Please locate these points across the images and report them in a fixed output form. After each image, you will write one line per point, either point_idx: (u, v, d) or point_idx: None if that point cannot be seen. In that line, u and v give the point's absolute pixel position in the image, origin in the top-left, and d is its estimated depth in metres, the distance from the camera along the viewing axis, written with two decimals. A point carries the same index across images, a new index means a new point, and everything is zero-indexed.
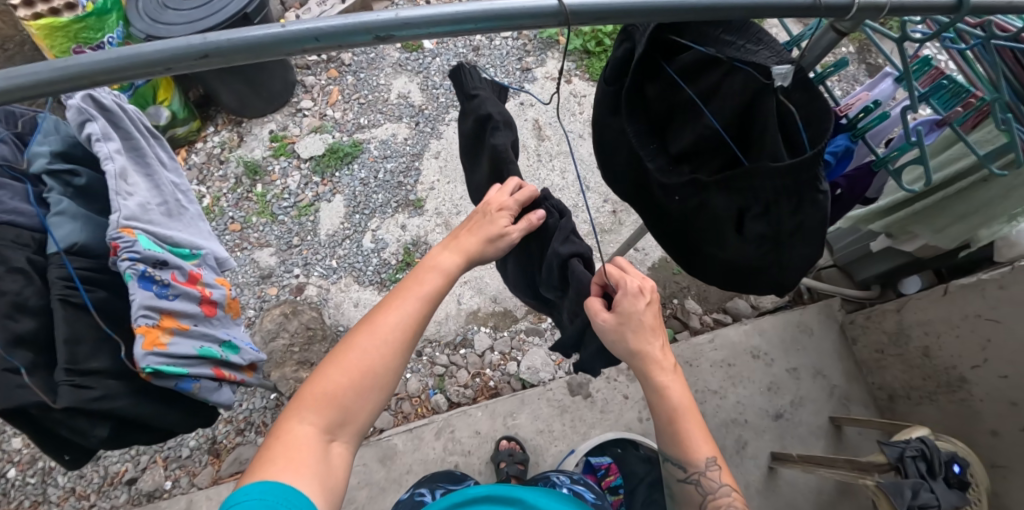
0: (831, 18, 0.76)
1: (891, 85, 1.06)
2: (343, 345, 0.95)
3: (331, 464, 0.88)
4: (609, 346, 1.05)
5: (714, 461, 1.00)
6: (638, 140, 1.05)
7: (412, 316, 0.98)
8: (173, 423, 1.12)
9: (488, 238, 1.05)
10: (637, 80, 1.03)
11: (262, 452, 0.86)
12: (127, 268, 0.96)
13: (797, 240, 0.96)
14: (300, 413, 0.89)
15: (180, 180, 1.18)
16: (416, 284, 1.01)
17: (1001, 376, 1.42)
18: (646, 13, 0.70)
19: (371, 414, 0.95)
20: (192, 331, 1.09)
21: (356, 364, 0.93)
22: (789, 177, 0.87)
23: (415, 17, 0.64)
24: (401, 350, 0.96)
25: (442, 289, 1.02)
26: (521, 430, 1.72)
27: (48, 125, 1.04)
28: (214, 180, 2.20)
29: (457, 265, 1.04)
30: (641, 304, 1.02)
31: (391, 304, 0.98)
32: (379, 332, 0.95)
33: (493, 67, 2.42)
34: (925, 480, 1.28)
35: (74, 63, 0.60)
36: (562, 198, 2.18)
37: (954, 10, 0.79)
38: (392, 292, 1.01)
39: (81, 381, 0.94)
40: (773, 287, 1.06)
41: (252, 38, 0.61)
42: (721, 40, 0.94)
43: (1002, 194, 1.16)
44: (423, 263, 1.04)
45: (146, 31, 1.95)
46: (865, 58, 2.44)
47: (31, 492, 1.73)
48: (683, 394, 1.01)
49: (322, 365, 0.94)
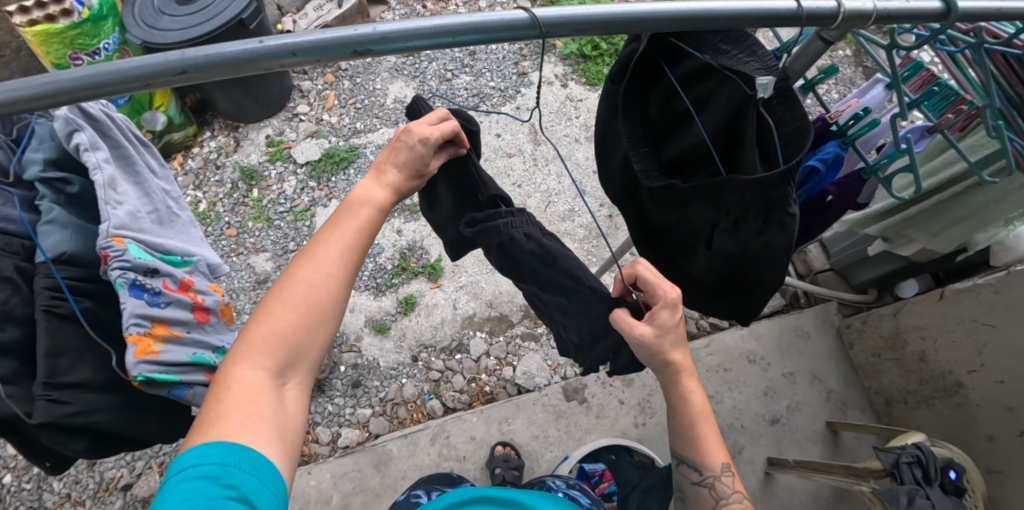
0: (816, 26, 0.77)
1: (881, 92, 1.05)
2: (283, 281, 0.87)
3: (285, 409, 0.84)
4: (639, 355, 1.03)
5: (728, 467, 1.03)
6: (630, 141, 1.02)
7: (348, 248, 0.91)
8: (155, 434, 1.13)
9: (413, 173, 0.98)
10: (637, 81, 1.02)
11: (210, 405, 0.80)
12: (118, 277, 0.96)
13: (761, 263, 0.96)
14: (246, 358, 0.82)
15: (171, 188, 1.19)
16: (349, 217, 0.93)
17: (998, 380, 1.42)
18: (631, 24, 0.70)
19: (322, 350, 0.90)
20: (184, 339, 1.08)
21: (301, 302, 0.86)
22: (759, 194, 0.88)
23: (392, 30, 0.65)
24: (342, 286, 0.90)
25: (375, 221, 0.95)
26: (516, 436, 1.72)
27: (42, 131, 1.03)
28: (210, 185, 2.20)
29: (387, 199, 0.96)
30: (676, 317, 1.00)
31: (329, 238, 0.91)
32: (320, 268, 0.88)
33: (489, 71, 2.42)
34: (921, 486, 1.27)
35: (55, 78, 0.60)
36: (558, 203, 2.18)
37: (942, 17, 0.78)
38: (327, 223, 0.93)
39: (58, 395, 0.93)
40: (735, 306, 1.09)
41: (229, 54, 0.62)
42: (716, 49, 0.96)
43: (998, 199, 1.16)
44: (352, 196, 0.95)
45: (142, 37, 1.95)
46: (861, 62, 2.43)
47: (25, 498, 1.73)
48: (704, 400, 1.02)
49: (263, 303, 0.86)
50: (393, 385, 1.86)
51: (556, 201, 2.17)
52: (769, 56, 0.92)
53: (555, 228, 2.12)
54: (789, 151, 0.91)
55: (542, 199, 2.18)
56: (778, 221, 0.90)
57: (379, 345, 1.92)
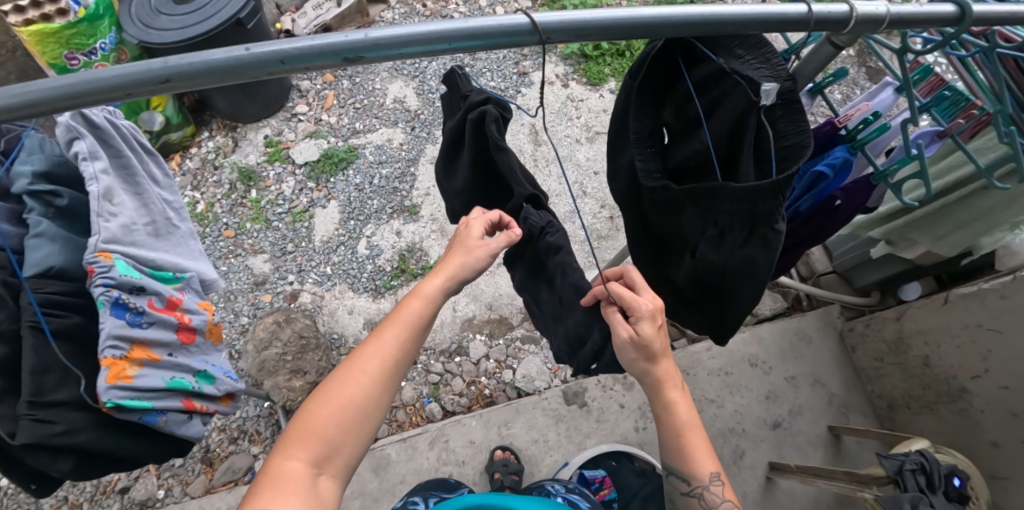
0: (827, 30, 0.75)
1: (891, 95, 1.02)
2: (327, 382, 0.94)
3: (320, 497, 0.87)
4: (624, 363, 1.05)
5: (717, 476, 1.01)
6: (637, 140, 1.03)
7: (397, 342, 0.97)
8: (148, 453, 1.11)
9: (466, 250, 1.06)
10: (655, 83, 1.02)
11: (251, 489, 0.86)
12: (101, 294, 0.95)
13: (739, 279, 0.95)
14: (286, 450, 0.88)
15: (173, 198, 1.17)
16: (398, 311, 1.00)
17: (1002, 386, 1.40)
18: (630, 30, 0.69)
19: (358, 450, 0.94)
20: (163, 362, 1.06)
21: (338, 399, 0.92)
22: (745, 206, 0.87)
23: (385, 36, 0.63)
24: (381, 385, 0.95)
25: (425, 314, 1.01)
26: (515, 439, 1.71)
27: (32, 144, 1.02)
28: (208, 185, 2.18)
29: (440, 290, 1.03)
30: (654, 330, 1.00)
31: (377, 333, 0.98)
32: (360, 368, 0.94)
33: (489, 72, 2.40)
34: (924, 494, 1.25)
35: (32, 88, 0.60)
36: (557, 204, 2.16)
37: (957, 21, 0.77)
38: (384, 319, 1.00)
39: (43, 415, 0.92)
40: (711, 321, 1.11)
41: (215, 61, 0.62)
42: (731, 54, 0.94)
43: (1003, 204, 1.14)
44: (411, 291, 1.02)
45: (139, 37, 1.93)
46: (864, 61, 2.40)
47: (23, 500, 1.71)
48: (690, 411, 1.03)
49: (308, 400, 0.93)
50: None
51: (556, 202, 2.16)
52: (780, 63, 0.90)
53: None
54: (784, 164, 0.90)
55: None
56: (762, 236, 0.89)
57: None
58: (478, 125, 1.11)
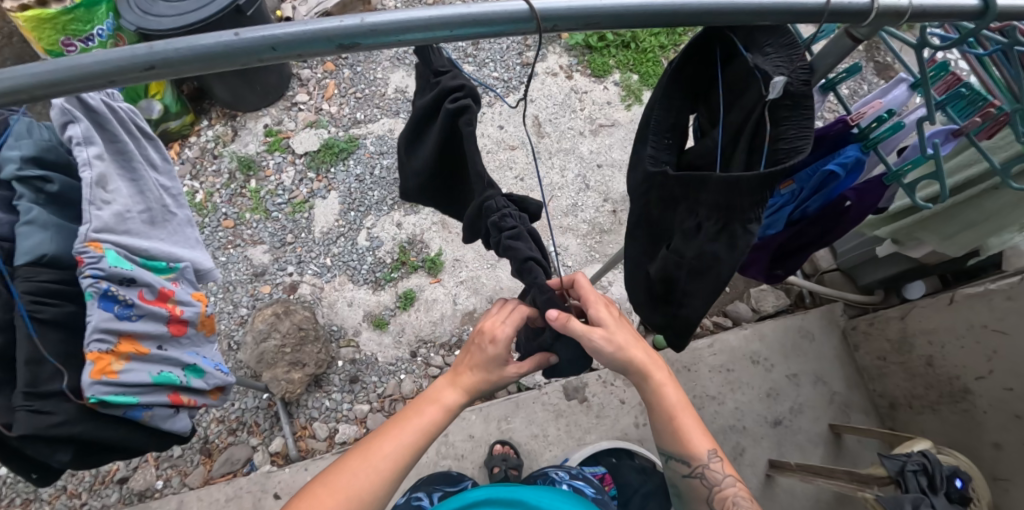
0: (845, 22, 0.73)
1: (905, 92, 0.99)
2: (335, 468, 0.94)
3: None
4: (601, 361, 1.00)
5: (715, 452, 1.01)
6: (657, 128, 1.00)
7: (410, 450, 0.96)
8: (145, 443, 1.10)
9: (487, 371, 1.02)
10: (692, 75, 1.00)
11: None
12: (89, 286, 0.94)
13: (701, 274, 0.96)
14: None
15: (172, 183, 1.16)
16: (416, 415, 0.99)
17: (1006, 388, 1.38)
18: (635, 18, 0.67)
19: None
20: (152, 356, 1.06)
21: (343, 487, 0.91)
22: (728, 198, 0.87)
23: (381, 23, 0.62)
24: (389, 478, 0.94)
25: (440, 424, 1.00)
26: (515, 434, 1.70)
27: (20, 128, 0.99)
28: (207, 175, 2.16)
29: (458, 401, 1.01)
30: (608, 314, 1.02)
31: (393, 430, 0.97)
32: (371, 456, 0.94)
33: (492, 62, 2.37)
34: (926, 495, 1.23)
35: (12, 75, 0.59)
36: (561, 197, 2.14)
37: (980, 15, 0.75)
38: (398, 416, 1.00)
39: (40, 406, 0.91)
40: (672, 318, 1.10)
41: (205, 47, 0.60)
42: (760, 51, 0.90)
43: (1013, 204, 1.12)
44: (426, 397, 1.01)
45: (137, 24, 1.89)
46: (873, 57, 2.38)
47: (22, 490, 1.70)
48: (678, 391, 1.01)
49: (310, 484, 0.93)
50: (392, 381, 1.84)
51: (559, 194, 2.13)
52: (803, 66, 0.86)
53: (557, 223, 2.09)
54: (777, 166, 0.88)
55: (545, 194, 2.14)
56: (732, 233, 0.89)
57: (378, 340, 1.90)
58: (455, 117, 1.01)
